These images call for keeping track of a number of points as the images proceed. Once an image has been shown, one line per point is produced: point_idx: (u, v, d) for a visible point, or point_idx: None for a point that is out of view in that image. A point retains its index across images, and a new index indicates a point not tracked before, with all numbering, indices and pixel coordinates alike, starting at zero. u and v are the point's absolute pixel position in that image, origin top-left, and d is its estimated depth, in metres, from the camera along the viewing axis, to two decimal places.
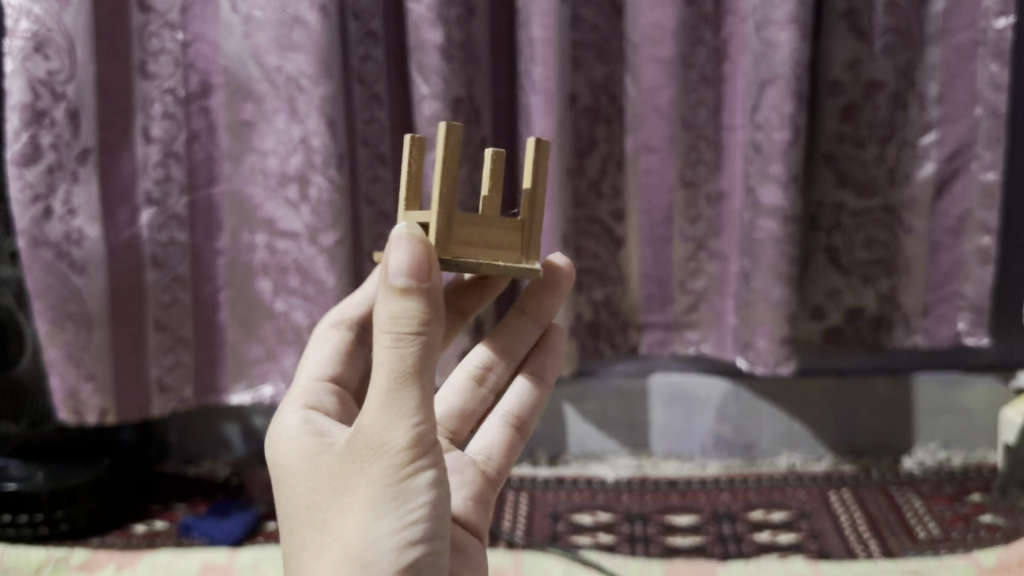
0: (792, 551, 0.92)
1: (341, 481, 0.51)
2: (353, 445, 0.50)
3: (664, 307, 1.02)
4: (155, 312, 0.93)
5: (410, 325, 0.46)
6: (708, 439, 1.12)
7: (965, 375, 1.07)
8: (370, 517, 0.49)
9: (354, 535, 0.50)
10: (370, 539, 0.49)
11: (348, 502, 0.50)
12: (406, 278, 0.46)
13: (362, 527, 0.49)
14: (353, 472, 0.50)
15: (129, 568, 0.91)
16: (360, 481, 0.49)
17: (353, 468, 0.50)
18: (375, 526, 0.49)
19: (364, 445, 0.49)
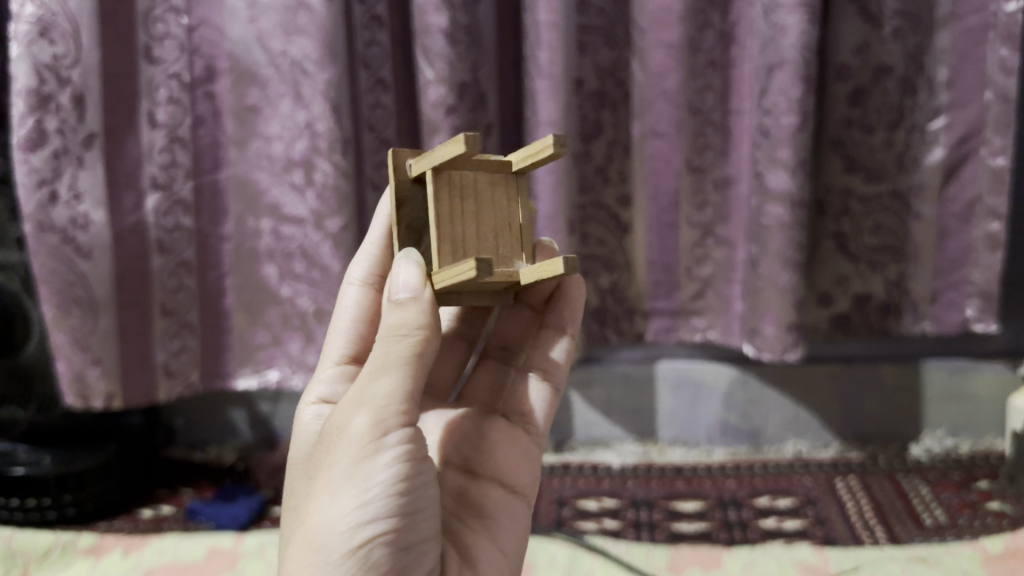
0: (798, 538, 0.92)
1: (315, 463, 0.51)
2: (328, 429, 0.51)
3: (670, 294, 1.02)
4: (161, 297, 0.93)
5: (403, 327, 0.50)
6: (714, 425, 1.11)
7: (973, 362, 1.06)
8: (327, 496, 0.49)
9: (314, 517, 0.49)
10: (324, 521, 0.48)
11: (316, 481, 0.50)
12: (410, 293, 0.51)
13: (321, 504, 0.49)
14: (324, 451, 0.50)
15: (135, 553, 0.92)
16: (327, 459, 0.50)
17: (322, 450, 0.51)
18: (331, 506, 0.48)
19: (337, 426, 0.50)
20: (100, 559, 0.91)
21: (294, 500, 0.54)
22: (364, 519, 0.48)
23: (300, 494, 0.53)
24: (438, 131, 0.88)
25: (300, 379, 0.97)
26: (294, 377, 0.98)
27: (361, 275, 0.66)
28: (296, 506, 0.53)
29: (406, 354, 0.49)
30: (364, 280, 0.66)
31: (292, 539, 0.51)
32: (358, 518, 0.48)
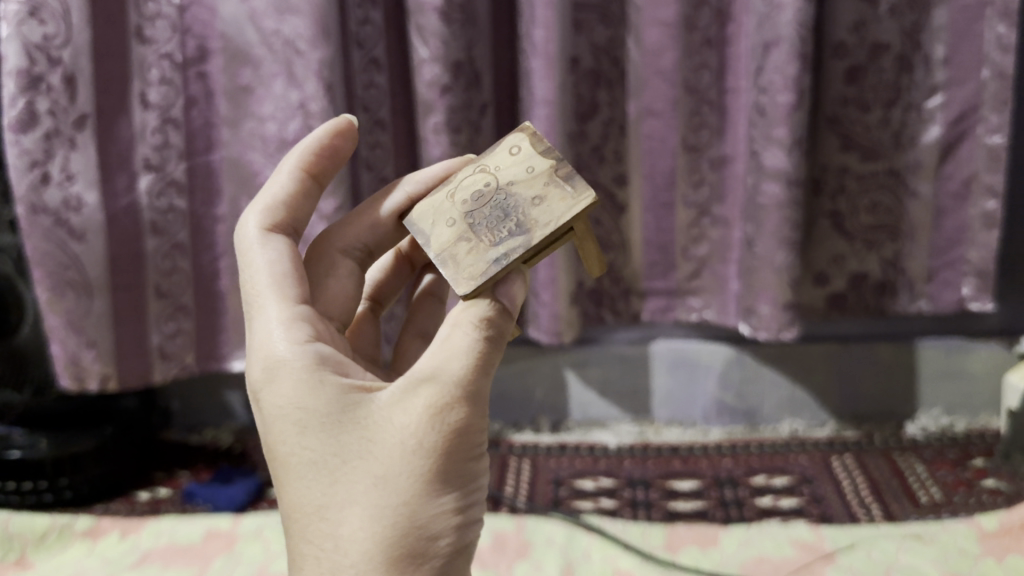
0: (794, 516, 0.93)
1: (392, 450, 0.45)
2: (409, 413, 0.46)
3: (666, 274, 1.02)
4: (155, 280, 0.92)
5: (496, 328, 0.48)
6: (710, 405, 1.11)
7: (969, 341, 1.06)
8: (428, 490, 0.45)
9: (408, 508, 0.45)
10: (426, 516, 0.45)
11: (405, 475, 0.45)
12: (505, 298, 0.50)
13: (420, 504, 0.45)
14: (415, 444, 0.45)
15: (134, 535, 0.92)
16: (427, 455, 0.45)
17: (409, 441, 0.45)
18: (435, 501, 0.45)
19: (433, 421, 0.45)
20: (98, 542, 0.92)
21: (319, 463, 0.46)
22: (464, 521, 0.47)
23: (347, 468, 0.46)
24: (433, 111, 0.88)
25: None
26: None
27: (261, 224, 0.55)
28: (334, 475, 0.46)
29: (497, 357, 0.48)
30: (272, 226, 0.55)
31: (362, 530, 0.45)
32: (459, 520, 0.47)
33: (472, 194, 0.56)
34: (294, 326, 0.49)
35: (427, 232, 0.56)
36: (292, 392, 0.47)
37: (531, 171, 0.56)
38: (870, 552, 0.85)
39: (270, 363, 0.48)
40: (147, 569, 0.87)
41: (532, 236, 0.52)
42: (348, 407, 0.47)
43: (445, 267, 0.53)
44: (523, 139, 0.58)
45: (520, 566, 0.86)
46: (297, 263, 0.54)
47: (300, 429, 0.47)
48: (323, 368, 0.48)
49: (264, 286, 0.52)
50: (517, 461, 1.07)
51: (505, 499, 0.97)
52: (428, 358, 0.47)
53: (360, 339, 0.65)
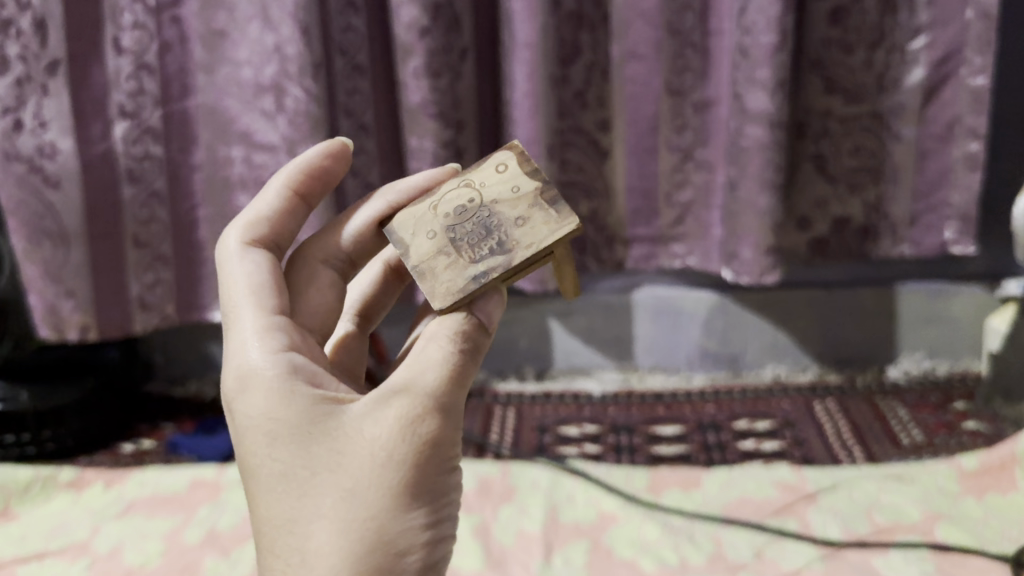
0: (775, 458, 0.94)
1: (363, 461, 0.44)
2: (380, 425, 0.45)
3: (650, 221, 1.02)
4: (133, 229, 0.92)
5: (471, 342, 0.48)
6: (694, 352, 1.12)
7: (951, 285, 1.06)
8: (395, 505, 0.44)
9: (374, 524, 0.44)
10: (392, 533, 0.44)
11: (375, 488, 0.44)
12: (481, 314, 0.50)
13: (389, 518, 0.44)
14: (386, 456, 0.44)
15: (117, 486, 0.92)
16: (397, 468, 0.44)
17: (380, 453, 0.44)
18: (402, 517, 0.44)
19: (404, 432, 0.44)
20: (81, 493, 0.92)
21: (288, 475, 0.45)
22: (434, 538, 0.46)
23: (317, 480, 0.45)
24: (412, 54, 0.86)
25: None
26: None
27: (241, 236, 0.54)
28: (302, 488, 0.45)
29: (471, 371, 0.48)
30: (252, 239, 0.54)
31: (329, 544, 0.43)
32: (429, 536, 0.45)
33: (455, 207, 0.55)
34: (268, 336, 0.48)
35: (406, 240, 0.55)
36: (262, 402, 0.46)
37: (516, 190, 0.54)
38: (852, 492, 0.87)
39: (243, 374, 0.47)
40: (132, 520, 0.87)
41: (513, 257, 0.51)
42: (319, 417, 0.46)
43: (422, 280, 0.52)
44: (511, 155, 0.57)
45: (505, 509, 0.87)
46: (276, 276, 0.53)
47: (270, 440, 0.45)
48: (296, 378, 0.47)
49: (240, 297, 0.50)
50: (502, 409, 1.07)
51: (490, 446, 0.98)
52: (401, 371, 0.47)
53: (339, 355, 0.62)
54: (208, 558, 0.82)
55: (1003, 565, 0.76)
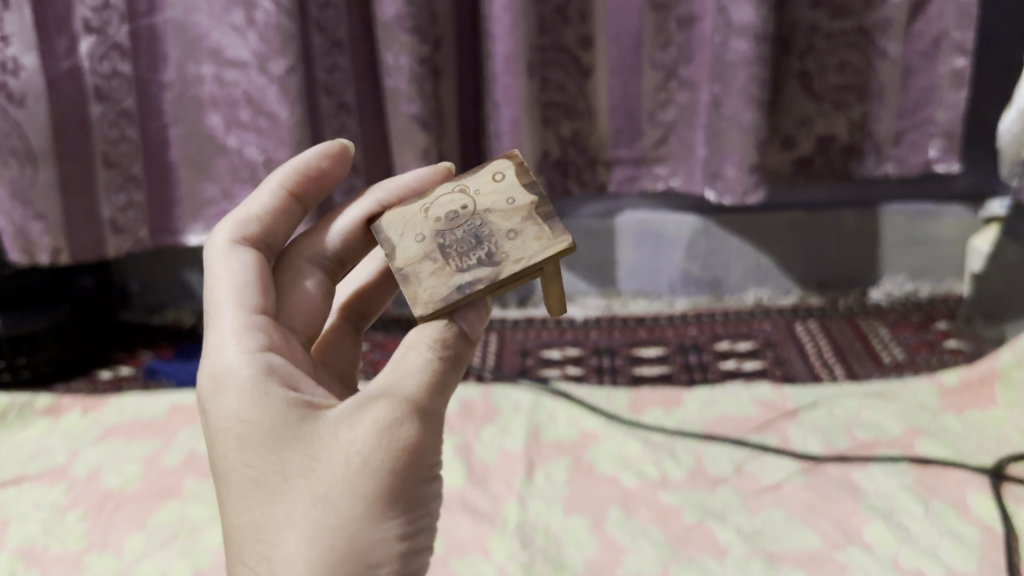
0: (757, 377, 0.94)
1: (337, 466, 0.42)
2: (356, 429, 0.43)
3: (632, 142, 1.01)
4: (103, 148, 0.90)
5: (452, 351, 0.47)
6: (676, 276, 1.11)
7: (934, 206, 1.05)
8: (369, 514, 0.42)
9: (346, 533, 0.41)
10: (365, 543, 0.41)
11: (348, 494, 0.42)
12: (464, 323, 0.48)
13: (362, 526, 0.41)
14: (362, 460, 0.42)
15: (95, 413, 0.91)
16: (373, 474, 0.42)
17: (355, 459, 0.42)
18: (376, 527, 0.42)
19: (381, 437, 0.43)
20: (59, 421, 0.90)
21: (259, 480, 0.43)
22: (409, 552, 0.43)
23: (289, 485, 0.43)
24: None
25: None
26: None
27: (232, 235, 0.54)
28: (273, 494, 0.43)
29: (451, 382, 0.46)
30: (241, 238, 0.54)
31: (297, 553, 0.41)
32: (404, 549, 0.43)
33: (447, 213, 0.52)
34: (245, 335, 0.48)
35: (393, 240, 0.52)
36: (237, 404, 0.45)
37: (511, 202, 0.51)
38: (833, 409, 0.87)
39: (218, 374, 0.46)
40: (110, 445, 0.86)
41: (500, 270, 0.48)
42: (294, 420, 0.44)
43: (404, 285, 0.49)
44: (510, 165, 0.54)
45: (487, 429, 0.87)
46: (262, 273, 0.53)
47: (243, 444, 0.44)
48: (271, 381, 0.46)
49: (223, 294, 0.50)
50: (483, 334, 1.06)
51: (472, 368, 0.98)
52: (380, 379, 0.45)
53: (331, 355, 0.60)
54: (188, 481, 0.81)
55: (982, 478, 0.77)
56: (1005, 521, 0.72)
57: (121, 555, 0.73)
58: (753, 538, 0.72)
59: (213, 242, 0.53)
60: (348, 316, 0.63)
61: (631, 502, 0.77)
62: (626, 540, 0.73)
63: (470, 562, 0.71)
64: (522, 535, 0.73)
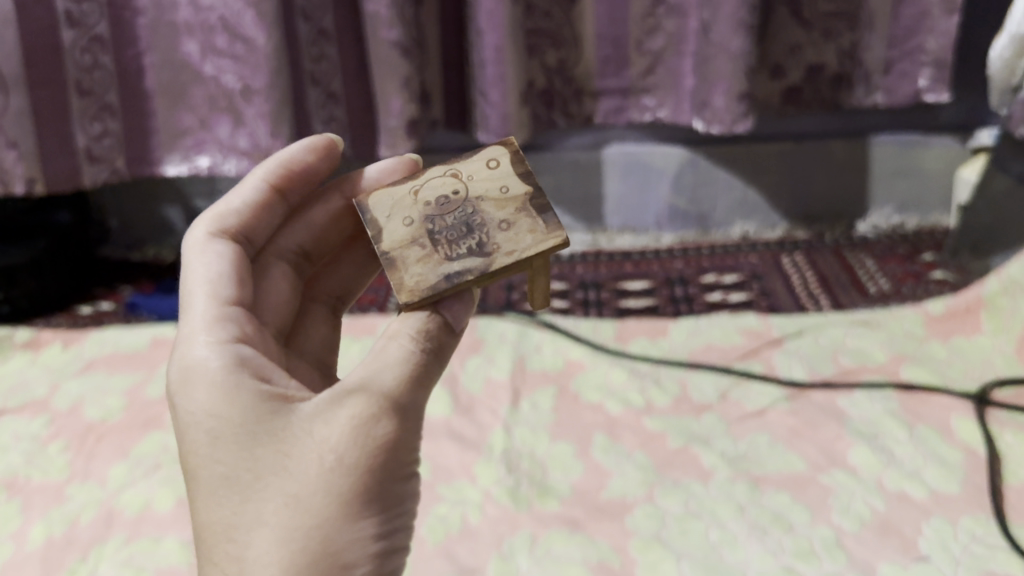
0: (742, 308, 0.94)
1: (309, 464, 0.41)
2: (331, 425, 0.41)
3: (619, 72, 0.98)
4: (76, 76, 0.87)
5: (434, 342, 0.45)
6: (663, 210, 1.10)
7: (924, 137, 1.04)
8: (344, 515, 0.40)
9: (319, 535, 0.40)
10: (340, 543, 0.40)
11: (321, 493, 0.40)
12: (447, 313, 0.46)
13: (334, 527, 0.40)
14: (335, 458, 0.40)
15: (75, 347, 0.90)
16: (346, 472, 0.40)
17: (328, 457, 0.40)
18: (352, 526, 0.40)
19: (355, 433, 0.41)
20: (38, 354, 0.89)
21: (231, 478, 0.42)
22: (384, 553, 0.41)
23: (261, 484, 0.41)
24: None
25: (232, 165, 0.93)
26: (226, 164, 0.93)
27: (210, 226, 0.53)
28: (245, 492, 0.41)
29: (433, 373, 0.45)
30: (220, 231, 0.54)
31: (269, 555, 0.39)
32: (379, 549, 0.41)
33: (437, 197, 0.51)
34: (216, 329, 0.47)
35: (379, 221, 0.51)
36: (208, 399, 0.43)
37: (505, 190, 0.50)
38: (818, 338, 0.87)
39: (188, 370, 0.45)
40: (91, 377, 0.86)
41: (491, 262, 0.47)
42: (267, 416, 0.42)
43: (389, 271, 0.48)
44: (504, 151, 0.53)
45: (472, 361, 0.86)
46: (238, 267, 0.52)
47: (213, 440, 0.42)
48: (243, 375, 0.44)
49: (198, 287, 0.50)
50: None
51: None
52: (357, 370, 0.44)
53: (307, 339, 0.60)
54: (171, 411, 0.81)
55: (967, 402, 0.77)
56: (988, 444, 0.73)
57: (104, 485, 0.73)
58: (738, 462, 0.73)
59: (192, 234, 0.53)
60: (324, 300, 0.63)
61: (616, 429, 0.77)
62: (612, 465, 0.73)
63: (455, 487, 0.71)
64: (507, 462, 0.74)
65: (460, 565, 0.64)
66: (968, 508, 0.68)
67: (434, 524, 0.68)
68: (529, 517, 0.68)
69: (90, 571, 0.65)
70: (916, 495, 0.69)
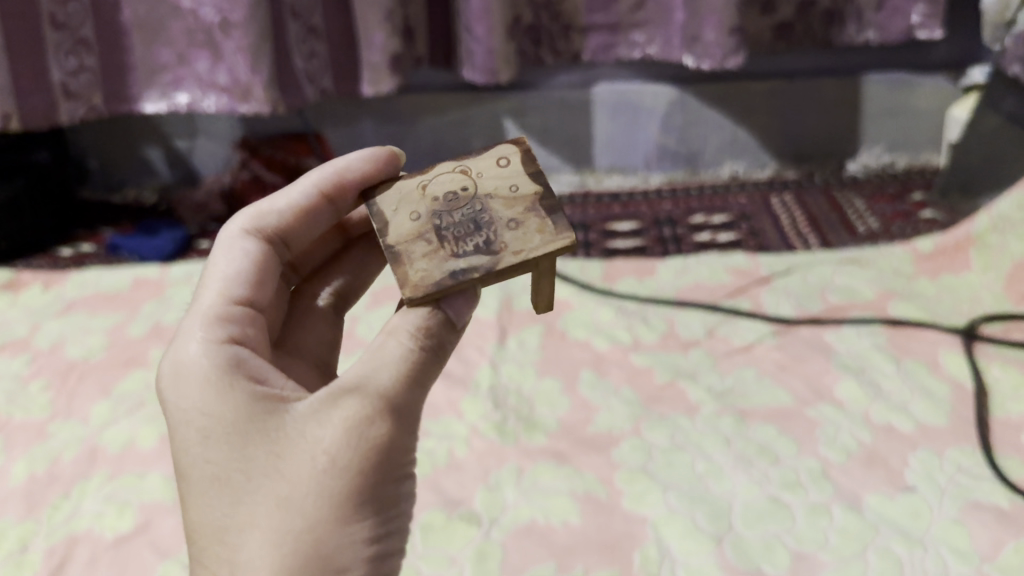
0: (731, 248, 0.93)
1: (301, 465, 0.39)
2: (325, 426, 0.40)
3: (607, 7, 0.95)
4: (50, 9, 0.85)
5: (434, 339, 0.44)
6: (651, 151, 1.08)
7: (915, 76, 1.02)
8: (338, 519, 0.39)
9: (312, 539, 0.38)
10: (333, 548, 0.38)
11: (313, 496, 0.39)
12: (450, 310, 0.45)
13: (327, 530, 0.38)
14: (328, 459, 0.39)
15: (56, 288, 0.89)
16: (340, 474, 0.39)
17: (322, 458, 0.39)
18: (346, 530, 0.39)
19: (349, 435, 0.40)
20: (19, 295, 0.88)
21: (221, 478, 0.40)
22: (380, 558, 0.40)
23: (252, 485, 0.40)
24: None
25: (211, 101, 0.91)
26: (206, 101, 0.92)
27: (246, 223, 0.52)
28: (235, 494, 0.40)
29: (431, 372, 0.44)
30: (255, 229, 0.52)
31: (259, 558, 0.38)
32: (374, 554, 0.40)
33: (445, 192, 0.49)
34: (214, 326, 0.46)
35: (385, 215, 0.49)
36: (200, 398, 0.42)
37: (514, 188, 0.49)
38: (807, 276, 0.86)
39: (181, 368, 0.43)
40: (72, 317, 0.85)
41: (496, 261, 0.45)
42: (260, 414, 0.41)
43: (394, 265, 0.47)
44: (515, 149, 0.51)
45: None
46: (263, 268, 0.51)
47: (204, 438, 0.41)
48: (237, 374, 0.43)
49: (211, 284, 0.49)
50: None
51: None
52: (353, 369, 0.42)
53: (304, 337, 0.56)
54: (154, 350, 0.80)
55: (955, 337, 0.77)
56: (976, 377, 0.73)
57: (87, 423, 0.72)
58: (724, 397, 0.73)
59: (227, 228, 0.52)
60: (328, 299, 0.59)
61: (603, 365, 0.77)
62: (598, 400, 0.73)
63: (442, 422, 0.71)
64: (494, 398, 0.73)
65: (447, 498, 0.65)
66: (954, 441, 0.68)
67: (421, 459, 0.68)
68: (516, 451, 0.68)
69: (73, 508, 0.65)
70: (903, 428, 0.69)
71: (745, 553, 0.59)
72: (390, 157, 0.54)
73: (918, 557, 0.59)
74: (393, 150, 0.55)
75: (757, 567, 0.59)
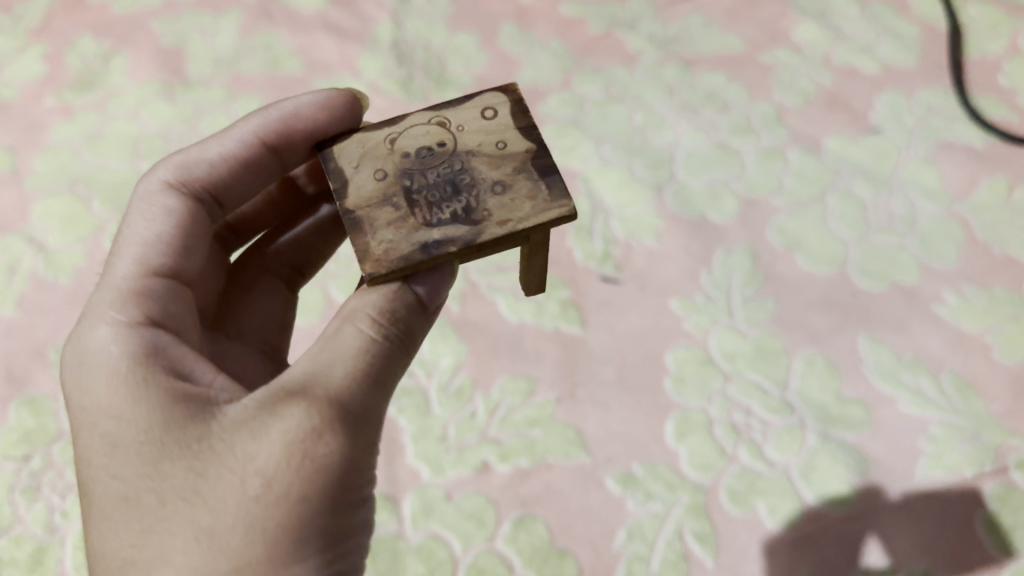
0: None
1: (226, 490, 0.28)
2: (260, 439, 0.28)
3: None
4: None
5: (402, 325, 0.31)
6: None
7: None
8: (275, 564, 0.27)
9: None
10: None
11: (242, 530, 0.27)
12: (423, 288, 0.32)
13: None
14: (263, 483, 0.28)
15: None
16: (277, 504, 0.28)
17: (255, 484, 0.28)
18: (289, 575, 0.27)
19: (289, 452, 0.28)
20: None
21: (129, 499, 0.28)
22: None
23: (168, 510, 0.28)
24: None
25: None
26: None
27: (169, 174, 0.37)
28: (145, 520, 0.28)
29: (399, 366, 0.31)
30: (180, 183, 0.37)
31: None
32: None
33: (418, 146, 0.35)
34: (126, 302, 0.33)
35: (344, 171, 0.35)
36: (106, 395, 0.30)
37: (503, 144, 0.35)
38: None
39: (86, 356, 0.31)
40: None
41: (478, 235, 0.33)
42: (180, 421, 0.29)
43: (350, 235, 0.33)
44: (505, 95, 0.37)
45: None
46: (183, 231, 0.36)
47: (110, 448, 0.29)
48: (158, 370, 0.30)
49: (122, 248, 0.35)
50: None
51: None
52: (299, 360, 0.30)
53: (247, 314, 0.42)
54: None
55: None
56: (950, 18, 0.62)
57: None
58: (667, 44, 0.62)
59: (146, 180, 0.37)
60: (278, 269, 0.44)
61: (526, 17, 0.64)
62: (521, 54, 0.61)
63: (335, 81, 0.60)
64: (396, 54, 0.61)
65: None
66: (924, 82, 0.59)
67: None
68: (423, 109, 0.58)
69: None
70: (866, 71, 0.60)
71: (688, 202, 0.52)
72: (351, 101, 0.39)
73: (882, 199, 0.52)
74: (353, 93, 0.40)
75: (701, 216, 0.52)
